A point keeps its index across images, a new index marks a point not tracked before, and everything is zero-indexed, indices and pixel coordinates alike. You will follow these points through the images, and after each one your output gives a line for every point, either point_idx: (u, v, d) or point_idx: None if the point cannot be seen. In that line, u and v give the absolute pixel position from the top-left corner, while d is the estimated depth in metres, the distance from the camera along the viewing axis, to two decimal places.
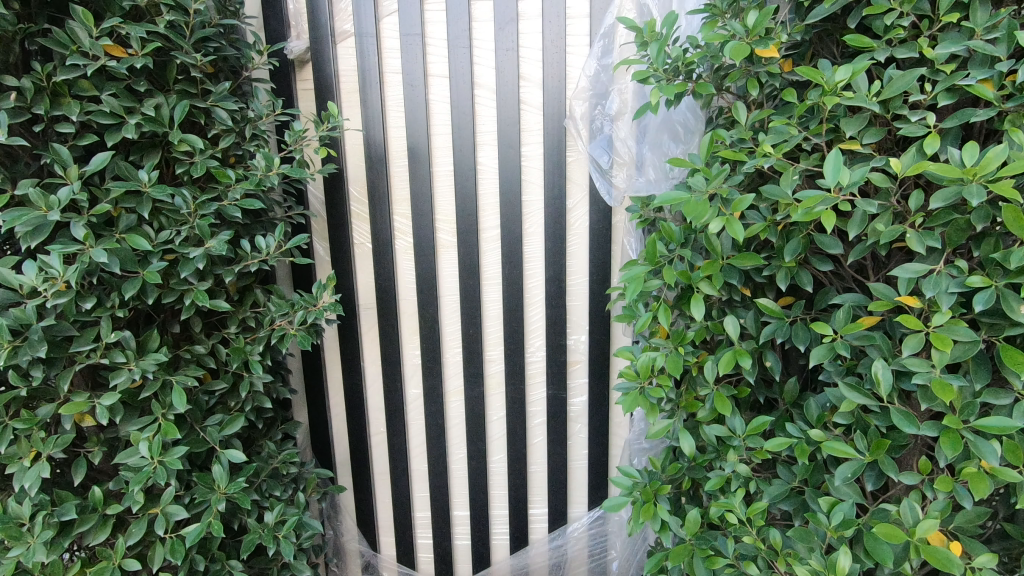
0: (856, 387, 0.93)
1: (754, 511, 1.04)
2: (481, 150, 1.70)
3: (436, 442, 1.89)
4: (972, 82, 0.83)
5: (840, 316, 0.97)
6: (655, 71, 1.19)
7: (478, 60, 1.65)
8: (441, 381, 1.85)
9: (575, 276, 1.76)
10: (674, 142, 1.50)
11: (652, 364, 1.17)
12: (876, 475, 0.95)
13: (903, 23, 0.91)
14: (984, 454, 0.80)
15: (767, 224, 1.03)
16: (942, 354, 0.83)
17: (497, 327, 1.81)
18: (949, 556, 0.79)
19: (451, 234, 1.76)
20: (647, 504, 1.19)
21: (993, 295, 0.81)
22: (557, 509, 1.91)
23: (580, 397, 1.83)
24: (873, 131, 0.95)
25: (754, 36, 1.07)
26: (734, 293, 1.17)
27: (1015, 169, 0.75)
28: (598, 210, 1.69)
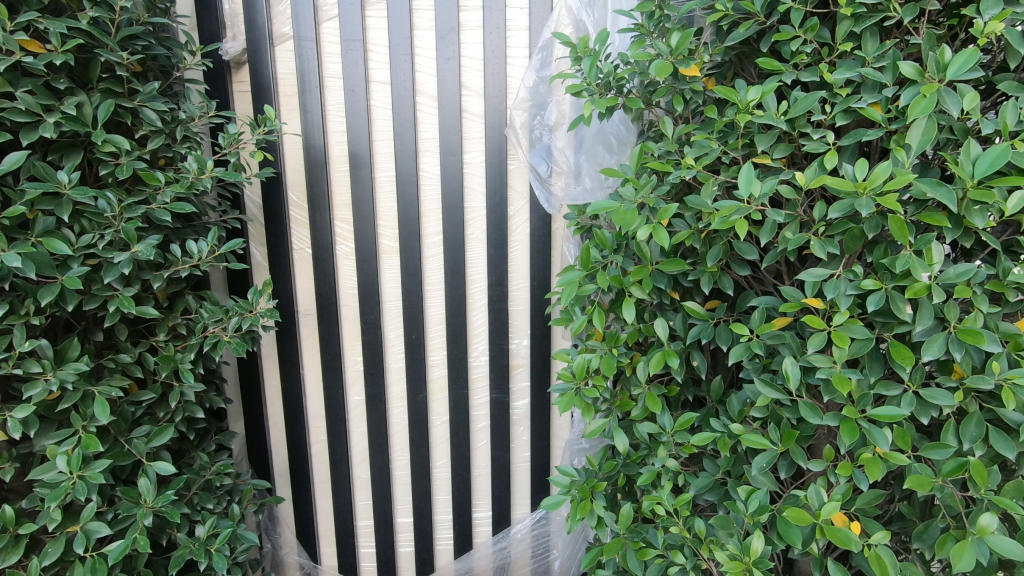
0: (769, 382, 1.01)
1: (681, 502, 1.11)
2: (423, 157, 1.72)
3: (379, 449, 1.87)
4: (864, 105, 0.93)
5: (756, 317, 1.05)
6: (588, 85, 1.25)
7: (419, 68, 1.67)
8: (384, 387, 1.84)
9: (516, 281, 1.79)
10: (609, 152, 1.56)
11: (587, 365, 1.22)
12: (788, 464, 1.03)
13: (806, 50, 1.01)
14: (877, 441, 0.89)
15: (691, 231, 1.10)
16: (841, 351, 0.92)
17: (440, 331, 1.82)
18: (848, 534, 0.87)
19: (393, 239, 1.76)
20: (584, 501, 1.23)
21: (883, 297, 0.90)
22: (500, 512, 1.93)
23: (523, 399, 1.86)
24: (782, 147, 1.03)
25: (678, 56, 1.14)
26: (664, 297, 1.24)
27: (898, 183, 0.84)
28: (538, 216, 1.74)
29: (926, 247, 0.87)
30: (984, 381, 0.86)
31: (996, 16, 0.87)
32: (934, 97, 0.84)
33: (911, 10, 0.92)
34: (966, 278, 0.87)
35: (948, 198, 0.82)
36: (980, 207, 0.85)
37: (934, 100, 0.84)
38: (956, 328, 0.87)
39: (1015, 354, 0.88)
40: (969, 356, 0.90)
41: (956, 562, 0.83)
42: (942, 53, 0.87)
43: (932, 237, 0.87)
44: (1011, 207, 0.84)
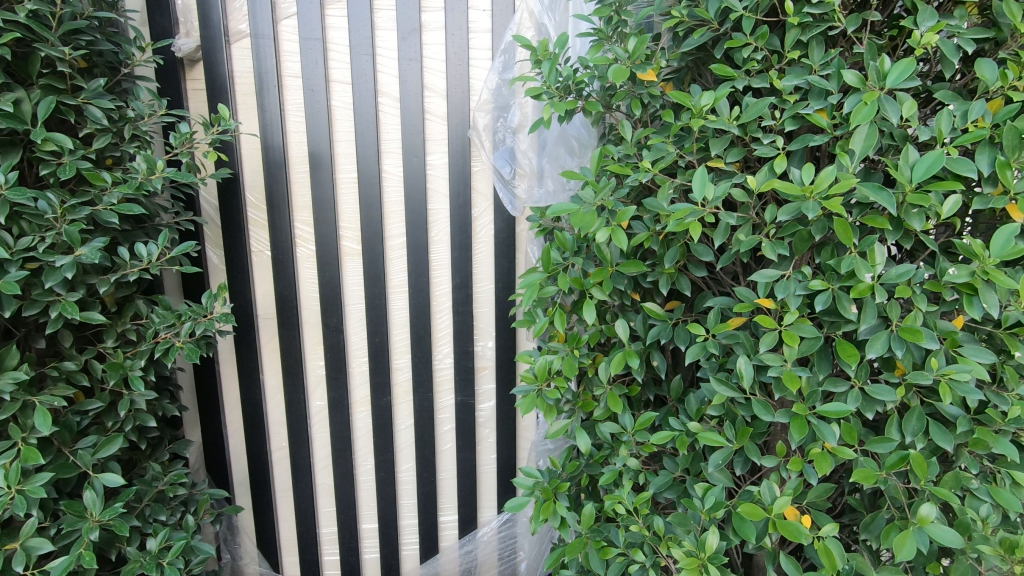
0: (725, 381, 1.03)
1: (640, 500, 1.12)
2: (386, 158, 1.70)
3: (342, 455, 1.84)
4: (810, 111, 0.96)
5: (712, 318, 1.07)
6: (548, 88, 1.26)
7: (381, 69, 1.65)
8: (347, 392, 1.81)
9: (481, 283, 1.79)
10: (570, 155, 1.61)
11: (549, 367, 1.23)
12: (743, 461, 1.06)
13: (757, 57, 1.03)
14: (826, 436, 0.92)
15: (649, 233, 1.11)
16: (791, 349, 0.95)
17: (404, 334, 1.81)
18: (798, 528, 0.90)
19: (355, 241, 1.74)
20: (547, 502, 1.24)
21: (830, 297, 0.93)
22: (466, 515, 1.92)
23: (488, 402, 1.86)
24: (735, 151, 1.06)
25: (635, 60, 1.16)
26: (625, 298, 1.25)
27: (841, 187, 0.87)
28: (502, 218, 1.74)
29: (869, 248, 0.90)
30: (924, 376, 0.90)
31: (932, 27, 0.92)
32: (875, 105, 0.88)
33: (854, 21, 0.96)
34: (907, 278, 0.91)
35: (888, 202, 0.86)
36: (918, 210, 0.88)
37: (875, 107, 0.88)
38: (898, 326, 0.90)
39: (952, 351, 0.93)
40: (911, 353, 0.94)
41: (899, 552, 0.86)
42: (881, 62, 0.91)
43: (874, 239, 0.90)
44: (946, 210, 0.88)
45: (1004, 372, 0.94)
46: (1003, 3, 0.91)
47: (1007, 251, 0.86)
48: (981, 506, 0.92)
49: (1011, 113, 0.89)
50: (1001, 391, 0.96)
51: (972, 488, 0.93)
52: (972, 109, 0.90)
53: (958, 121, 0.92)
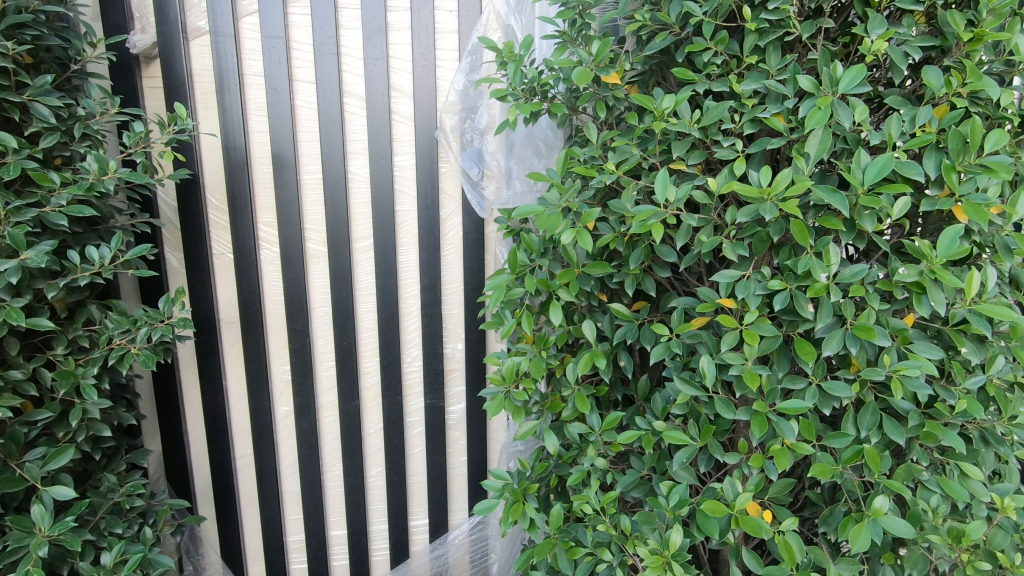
0: (688, 380, 1.05)
1: (607, 500, 1.13)
2: (352, 159, 1.68)
3: (309, 461, 1.81)
4: (768, 115, 0.98)
5: (675, 318, 1.08)
6: (513, 89, 1.26)
7: (346, 68, 1.63)
8: (314, 397, 1.78)
9: (450, 284, 1.79)
10: (537, 156, 1.62)
11: (516, 368, 1.23)
12: (707, 458, 1.07)
13: (716, 61, 1.05)
14: (785, 433, 0.95)
15: (614, 235, 1.12)
16: (752, 348, 0.97)
17: (372, 338, 1.78)
18: (759, 523, 0.92)
19: (321, 244, 1.71)
20: (516, 503, 1.24)
21: (788, 297, 0.95)
22: (437, 518, 1.91)
23: (458, 404, 1.86)
24: (696, 154, 1.08)
25: (599, 63, 1.17)
26: (592, 299, 1.26)
27: (797, 190, 0.89)
28: (470, 220, 1.74)
29: (824, 249, 0.93)
30: (877, 373, 0.92)
31: (881, 35, 0.95)
32: (828, 110, 0.91)
33: (809, 27, 0.99)
34: (860, 278, 0.94)
35: (842, 204, 0.89)
36: (870, 212, 0.91)
37: (828, 112, 0.90)
38: (852, 324, 0.93)
39: (903, 347, 0.96)
40: (864, 350, 0.97)
41: (855, 544, 0.89)
42: (834, 68, 0.94)
43: (829, 240, 0.93)
44: (896, 212, 0.91)
45: (951, 367, 0.98)
46: (946, 13, 0.95)
47: (953, 251, 0.89)
48: (931, 497, 0.96)
49: (955, 118, 0.92)
50: (949, 385, 0.99)
51: (923, 479, 0.97)
52: (919, 114, 0.93)
53: (907, 125, 0.95)
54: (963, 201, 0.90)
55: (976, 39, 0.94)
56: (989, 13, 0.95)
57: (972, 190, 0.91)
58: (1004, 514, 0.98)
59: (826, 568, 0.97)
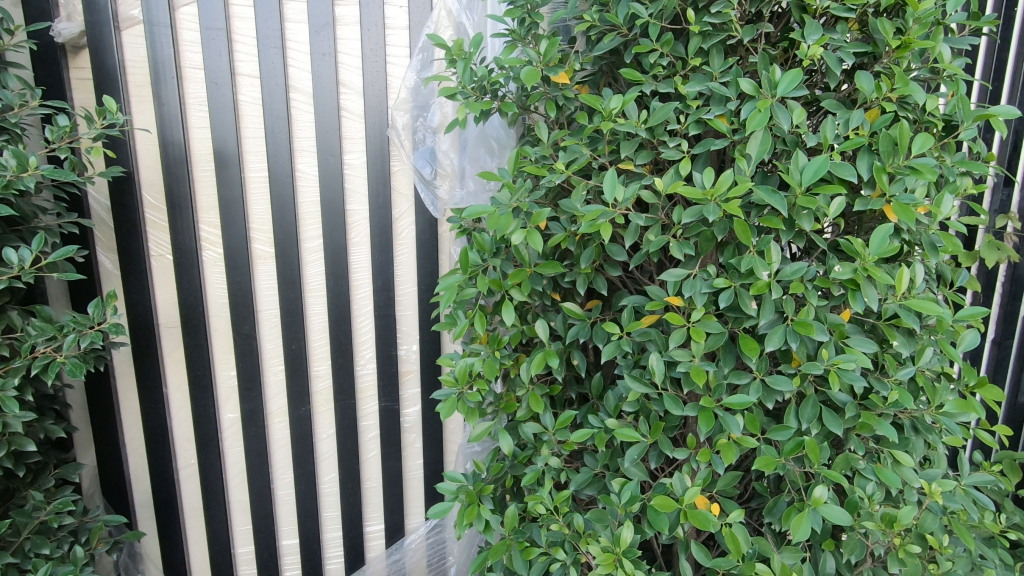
0: (639, 377, 1.06)
1: (560, 499, 1.13)
2: (299, 157, 1.63)
3: (258, 470, 1.74)
4: (711, 117, 1.01)
5: (626, 316, 1.09)
6: (462, 88, 1.25)
7: (292, 63, 1.58)
8: (262, 403, 1.71)
9: (404, 285, 1.77)
10: (489, 155, 1.65)
11: (470, 369, 1.22)
12: (658, 454, 1.09)
13: (662, 62, 1.08)
14: (730, 427, 0.97)
15: (565, 234, 1.12)
16: (698, 345, 0.98)
17: (323, 341, 1.74)
18: (706, 516, 0.94)
19: (267, 244, 1.65)
20: (470, 506, 1.23)
21: (732, 294, 0.97)
22: (393, 523, 1.88)
23: (413, 407, 1.83)
24: (643, 154, 1.09)
25: (548, 62, 1.17)
26: (545, 298, 1.26)
27: (738, 190, 0.92)
28: (423, 219, 1.73)
29: (766, 247, 0.96)
30: (816, 367, 0.96)
31: (817, 40, 0.98)
32: (767, 112, 0.94)
33: (749, 32, 1.02)
34: (800, 275, 0.97)
35: (781, 204, 0.92)
36: (807, 212, 0.95)
37: (767, 115, 0.93)
38: (792, 320, 0.96)
39: (841, 342, 1.00)
40: (804, 345, 1.00)
41: (796, 533, 0.92)
42: (773, 72, 0.97)
43: (770, 239, 0.96)
44: (831, 211, 0.94)
45: (884, 359, 1.03)
46: (877, 21, 0.99)
47: (884, 249, 0.94)
48: (867, 485, 1.00)
49: (885, 122, 0.97)
50: (882, 377, 1.04)
51: (860, 467, 1.01)
52: (852, 117, 0.97)
53: (841, 128, 0.99)
54: (893, 201, 0.94)
55: (903, 46, 0.99)
56: (915, 22, 0.99)
57: (902, 191, 0.96)
58: (933, 498, 1.04)
59: (771, 557, 1.00)
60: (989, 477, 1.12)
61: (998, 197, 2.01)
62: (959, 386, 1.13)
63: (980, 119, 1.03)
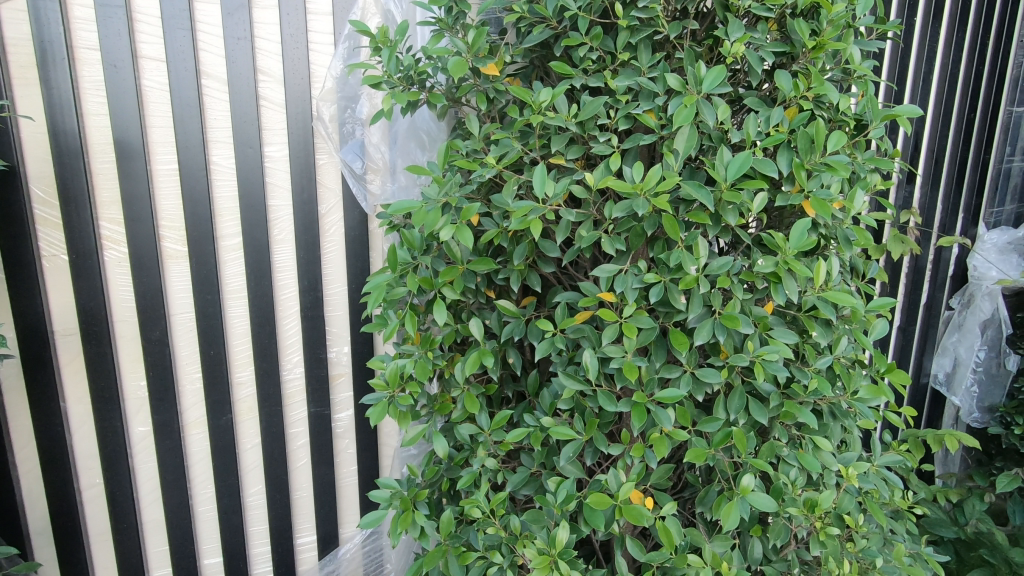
0: (573, 374, 1.05)
1: (496, 502, 1.11)
2: (214, 148, 1.50)
3: (174, 486, 1.60)
4: (640, 112, 1.01)
5: (559, 313, 1.08)
6: (388, 77, 1.20)
7: (204, 46, 1.45)
8: (177, 414, 1.57)
9: (332, 284, 1.70)
10: (420, 149, 1.65)
11: (401, 371, 1.17)
12: (593, 451, 1.09)
13: (591, 56, 1.07)
14: (662, 421, 0.98)
15: (498, 230, 1.09)
16: (630, 341, 0.98)
17: (245, 346, 1.62)
18: (640, 511, 0.94)
19: (179, 243, 1.51)
20: (405, 513, 1.19)
21: (662, 289, 0.98)
22: (326, 533, 1.81)
23: (345, 411, 1.77)
24: (574, 149, 1.08)
25: (476, 53, 1.14)
26: (480, 296, 1.23)
27: (666, 185, 0.93)
28: (352, 215, 1.67)
29: (694, 242, 0.97)
30: (742, 359, 0.98)
31: (739, 38, 1.01)
32: (693, 108, 0.95)
33: (674, 28, 1.03)
34: (726, 269, 0.98)
35: (707, 198, 0.93)
36: (732, 206, 0.96)
37: (693, 111, 0.94)
38: (720, 313, 0.98)
39: (765, 333, 1.03)
40: (731, 338, 1.02)
41: (725, 522, 0.94)
42: (698, 68, 0.98)
43: (698, 234, 0.97)
44: (755, 206, 0.97)
45: (804, 349, 1.07)
46: (793, 22, 1.03)
47: (802, 243, 0.97)
48: (790, 471, 1.04)
49: (803, 120, 1.00)
50: (803, 366, 1.08)
51: (783, 454, 1.04)
52: (773, 115, 1.00)
53: (763, 125, 1.01)
54: (811, 196, 0.98)
55: (818, 46, 1.03)
56: (828, 24, 1.04)
57: (818, 187, 1.00)
58: (849, 481, 1.09)
59: (703, 547, 1.01)
60: (897, 457, 1.20)
61: (901, 193, 2.17)
62: (871, 372, 1.20)
63: (887, 119, 1.09)
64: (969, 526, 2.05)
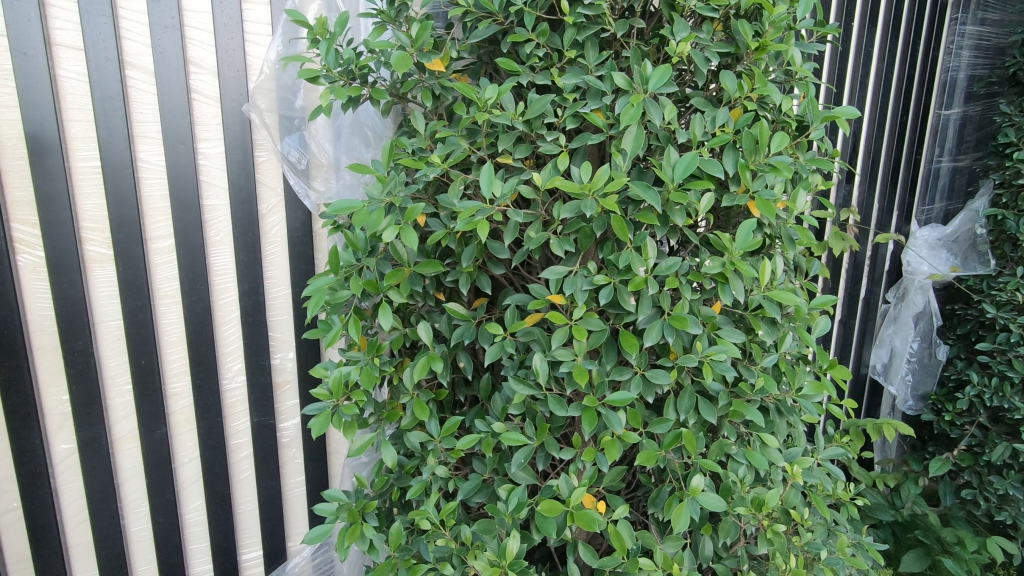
0: (524, 379, 1.03)
1: (446, 512, 1.07)
2: (140, 144, 1.40)
3: (104, 507, 1.48)
4: (587, 110, 0.99)
5: (509, 316, 1.05)
6: (327, 71, 1.14)
7: (127, 35, 1.35)
8: (105, 428, 1.45)
9: (275, 287, 1.62)
10: (365, 146, 1.59)
11: (346, 379, 1.11)
12: (544, 456, 1.07)
13: (538, 53, 1.05)
14: (613, 424, 0.97)
15: (445, 231, 1.06)
16: (581, 344, 0.97)
17: (180, 354, 1.52)
18: (592, 516, 0.93)
19: (104, 245, 1.39)
20: (353, 526, 1.14)
21: (611, 291, 0.97)
22: (273, 547, 1.73)
23: (291, 420, 1.71)
24: (522, 148, 1.06)
25: (419, 47, 1.10)
26: (429, 298, 1.19)
27: (614, 186, 0.91)
28: (294, 215, 1.60)
29: (642, 243, 0.97)
30: (690, 359, 0.98)
31: (684, 38, 1.00)
32: (639, 107, 0.94)
33: (621, 26, 1.02)
34: (674, 270, 0.98)
35: (654, 199, 0.92)
36: (679, 207, 0.96)
37: (639, 110, 0.93)
38: (669, 315, 0.97)
39: (713, 333, 1.03)
40: (680, 338, 1.02)
41: (676, 524, 0.94)
42: (644, 67, 0.97)
43: (646, 235, 0.96)
44: (702, 207, 0.97)
45: (751, 348, 1.08)
46: (737, 22, 1.03)
47: (748, 243, 0.98)
48: (739, 469, 1.05)
49: (747, 120, 1.00)
50: (750, 364, 1.09)
51: (732, 453, 1.05)
52: (718, 115, 1.00)
53: (709, 125, 1.01)
54: (756, 197, 0.98)
55: (761, 48, 1.04)
56: (770, 26, 1.05)
57: (762, 187, 1.01)
58: (795, 478, 1.12)
59: (654, 549, 1.01)
60: (840, 450, 1.24)
61: (841, 192, 2.26)
62: (815, 368, 1.22)
63: (827, 120, 1.11)
64: (906, 508, 2.15)
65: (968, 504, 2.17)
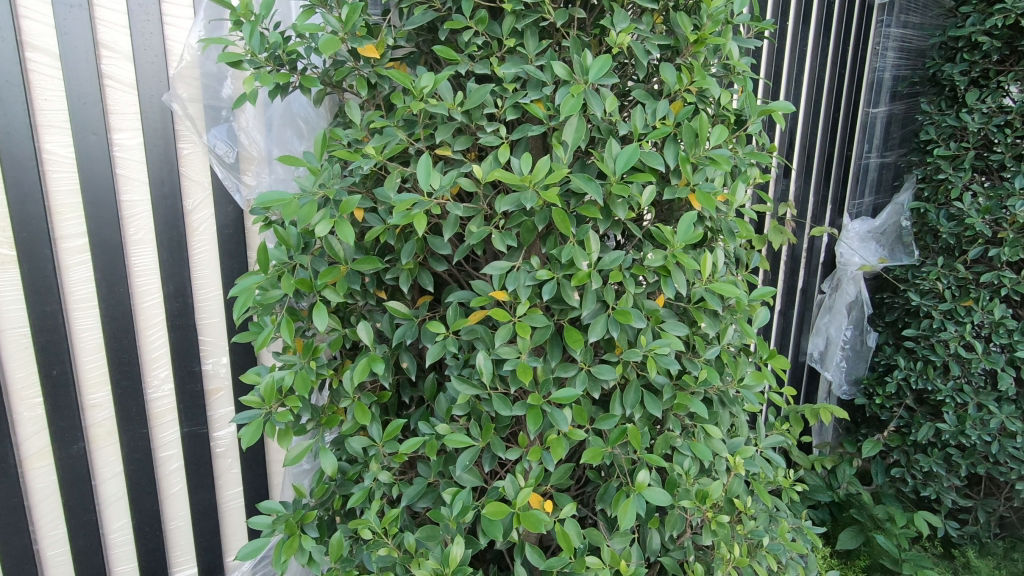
0: (467, 379, 0.99)
1: (388, 519, 1.03)
2: (45, 134, 1.28)
3: (13, 531, 1.36)
4: (527, 101, 0.97)
5: (451, 314, 1.02)
6: (252, 55, 1.07)
7: (25, 13, 1.22)
8: (12, 446, 1.33)
9: (205, 288, 1.51)
10: (298, 138, 1.51)
11: (278, 384, 1.04)
12: (490, 457, 1.04)
13: (477, 41, 1.01)
14: (558, 422, 0.94)
15: (383, 226, 1.01)
16: (524, 341, 0.94)
17: (97, 364, 1.40)
18: (538, 517, 0.91)
19: (5, 245, 1.26)
20: (290, 539, 1.07)
21: (555, 286, 0.95)
22: (209, 564, 1.62)
23: (225, 429, 1.60)
24: (462, 139, 1.02)
25: (351, 32, 1.04)
26: (369, 296, 1.14)
27: (554, 177, 0.89)
28: (223, 212, 1.50)
29: (585, 237, 0.95)
30: (634, 354, 0.97)
31: (624, 29, 0.99)
32: (579, 97, 0.92)
33: (561, 15, 1.00)
34: (618, 264, 0.97)
35: (596, 191, 0.90)
36: (621, 200, 0.95)
37: (580, 100, 0.92)
38: (613, 309, 0.96)
39: (657, 327, 1.02)
40: (625, 333, 1.01)
41: (622, 520, 0.93)
42: (584, 57, 0.95)
43: (589, 228, 0.95)
44: (644, 199, 0.96)
45: (694, 341, 1.08)
46: (676, 15, 1.03)
47: (689, 236, 0.98)
48: (684, 461, 1.06)
49: (687, 113, 1.00)
50: (693, 357, 1.10)
51: (676, 445, 1.06)
52: (658, 107, 0.99)
53: (649, 118, 1.01)
54: (696, 189, 0.99)
55: (699, 41, 1.04)
56: (708, 19, 1.05)
57: (703, 180, 1.01)
58: (737, 469, 1.14)
59: (602, 545, 1.00)
60: (780, 437, 1.27)
61: (779, 186, 2.34)
62: (756, 358, 1.24)
63: (764, 114, 1.13)
64: (841, 489, 2.27)
65: (897, 481, 2.30)
